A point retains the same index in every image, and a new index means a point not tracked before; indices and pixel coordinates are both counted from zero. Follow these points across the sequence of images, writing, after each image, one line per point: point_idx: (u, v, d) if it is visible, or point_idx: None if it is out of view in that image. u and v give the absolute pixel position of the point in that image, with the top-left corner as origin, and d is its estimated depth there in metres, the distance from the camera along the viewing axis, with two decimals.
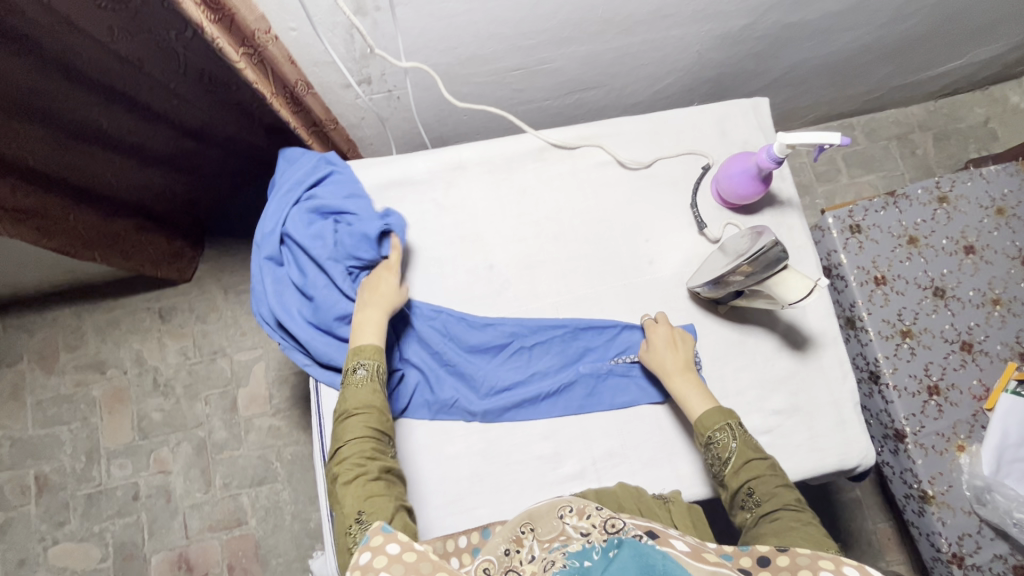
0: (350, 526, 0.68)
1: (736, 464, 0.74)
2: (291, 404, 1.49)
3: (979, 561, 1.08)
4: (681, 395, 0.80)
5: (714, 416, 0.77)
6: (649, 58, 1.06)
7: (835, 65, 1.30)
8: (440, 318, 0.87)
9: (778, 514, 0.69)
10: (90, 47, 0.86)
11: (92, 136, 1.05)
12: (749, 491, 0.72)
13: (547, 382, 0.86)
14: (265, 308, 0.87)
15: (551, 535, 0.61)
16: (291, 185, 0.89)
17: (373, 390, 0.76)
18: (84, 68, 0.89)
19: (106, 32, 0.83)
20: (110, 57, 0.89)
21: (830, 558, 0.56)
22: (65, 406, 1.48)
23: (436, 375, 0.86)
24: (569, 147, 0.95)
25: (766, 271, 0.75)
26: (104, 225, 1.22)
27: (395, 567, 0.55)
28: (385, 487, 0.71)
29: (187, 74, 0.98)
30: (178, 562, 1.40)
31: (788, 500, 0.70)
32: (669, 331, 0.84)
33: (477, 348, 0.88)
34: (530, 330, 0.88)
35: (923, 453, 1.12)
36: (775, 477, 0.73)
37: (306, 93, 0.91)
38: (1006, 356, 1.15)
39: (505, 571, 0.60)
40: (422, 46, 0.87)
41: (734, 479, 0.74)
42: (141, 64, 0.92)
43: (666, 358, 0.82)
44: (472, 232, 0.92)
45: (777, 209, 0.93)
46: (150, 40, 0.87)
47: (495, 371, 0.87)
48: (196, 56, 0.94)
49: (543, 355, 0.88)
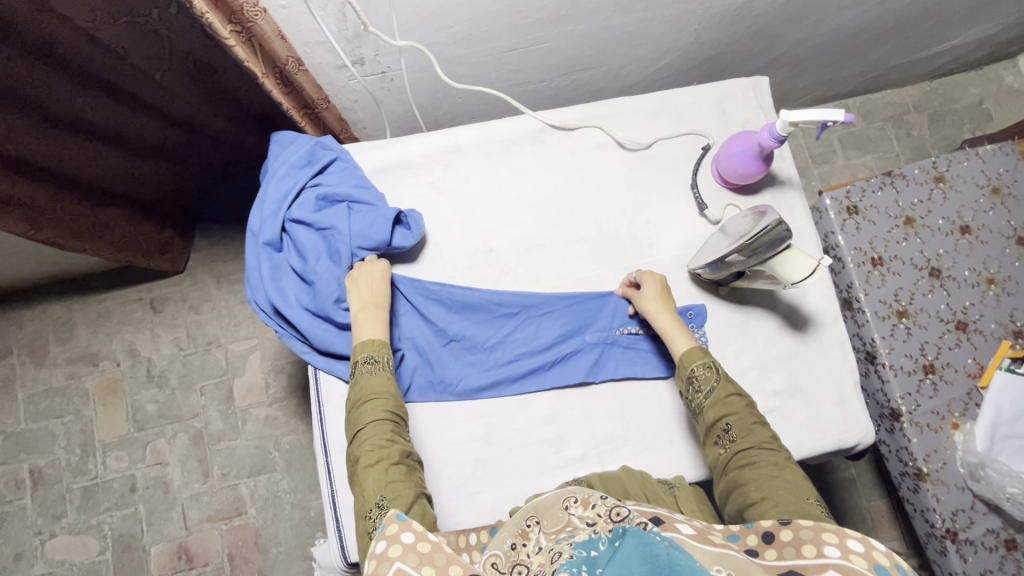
0: (371, 511, 0.67)
1: (715, 395, 0.75)
2: (289, 394, 1.48)
3: (972, 536, 1.10)
4: (668, 332, 0.81)
5: (696, 354, 0.78)
6: (647, 36, 1.04)
7: (833, 45, 1.29)
8: (439, 300, 0.87)
9: (751, 454, 0.70)
10: (73, 36, 0.83)
11: (73, 124, 1.01)
12: (726, 427, 0.74)
13: (551, 352, 0.86)
14: (261, 294, 0.85)
15: (557, 526, 0.62)
16: (287, 170, 0.87)
17: (385, 379, 0.76)
18: (68, 55, 0.87)
19: (88, 18, 0.80)
20: (92, 45, 0.86)
21: (834, 530, 0.56)
22: (57, 399, 1.46)
23: (438, 357, 0.85)
24: (568, 128, 0.93)
25: (770, 250, 0.74)
26: (92, 214, 1.19)
27: (409, 557, 0.56)
28: (406, 472, 0.70)
29: (174, 58, 0.96)
30: (178, 553, 1.40)
31: (763, 439, 0.72)
32: (660, 279, 0.85)
33: (478, 327, 0.87)
34: (534, 307, 0.88)
35: (919, 431, 1.13)
36: (752, 415, 0.74)
37: (297, 71, 0.88)
38: (1000, 334, 1.16)
39: (513, 564, 0.59)
40: (417, 24, 0.84)
41: (712, 414, 0.75)
42: (125, 52, 0.89)
43: (655, 301, 0.83)
44: (471, 216, 0.90)
45: (778, 189, 0.92)
46: (132, 23, 0.85)
47: (499, 349, 0.86)
48: (180, 38, 0.93)
49: (549, 330, 0.87)
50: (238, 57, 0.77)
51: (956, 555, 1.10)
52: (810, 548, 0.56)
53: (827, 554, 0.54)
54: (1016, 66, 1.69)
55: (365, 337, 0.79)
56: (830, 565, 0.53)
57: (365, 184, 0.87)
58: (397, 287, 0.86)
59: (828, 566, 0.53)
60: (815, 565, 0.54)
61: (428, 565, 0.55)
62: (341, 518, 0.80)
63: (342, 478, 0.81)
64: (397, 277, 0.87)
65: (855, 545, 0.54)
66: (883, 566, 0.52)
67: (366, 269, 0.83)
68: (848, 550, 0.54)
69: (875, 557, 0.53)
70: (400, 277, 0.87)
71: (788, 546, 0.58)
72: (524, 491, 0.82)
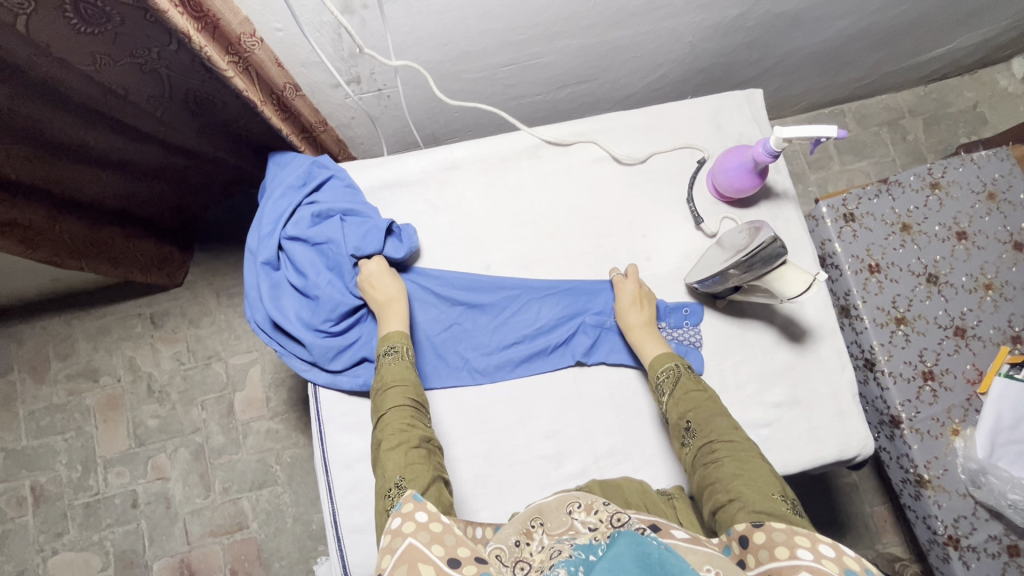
0: (390, 490, 0.65)
1: (675, 396, 0.76)
2: (289, 407, 1.48)
3: (974, 543, 1.10)
4: (638, 343, 0.83)
5: (664, 359, 0.80)
6: (642, 49, 1.05)
7: (827, 53, 1.30)
8: (440, 299, 0.87)
9: (714, 447, 0.69)
10: (76, 78, 0.83)
11: (74, 150, 1.01)
12: (687, 424, 0.73)
13: (552, 335, 0.87)
14: (261, 313, 0.85)
15: (560, 529, 0.61)
16: (284, 190, 0.86)
17: (408, 369, 0.76)
18: (70, 92, 0.86)
19: (88, 61, 0.78)
20: (89, 81, 0.84)
21: (806, 534, 0.55)
22: (58, 415, 1.46)
23: (441, 343, 0.86)
24: (564, 144, 0.94)
25: (766, 267, 0.74)
26: (90, 233, 1.19)
27: (421, 534, 0.58)
28: (426, 455, 0.69)
29: (173, 95, 0.92)
30: (180, 568, 1.40)
31: (720, 429, 0.71)
32: (636, 288, 0.85)
33: (480, 323, 0.88)
34: (535, 290, 0.89)
35: (919, 438, 1.14)
36: (713, 407, 0.73)
37: (294, 95, 0.88)
38: (999, 340, 1.16)
39: (515, 561, 0.58)
40: (412, 43, 0.85)
41: (676, 411, 0.75)
42: (125, 90, 0.88)
43: (630, 312, 0.84)
44: (469, 233, 0.91)
45: (774, 201, 0.92)
46: (132, 64, 0.82)
47: (501, 336, 0.87)
48: (179, 75, 0.88)
49: (549, 312, 0.88)
50: (237, 86, 0.77)
51: (959, 561, 1.10)
52: (783, 551, 0.55)
53: (800, 557, 0.54)
54: (1010, 69, 1.70)
55: (392, 329, 0.80)
56: (802, 567, 0.53)
57: (361, 198, 0.87)
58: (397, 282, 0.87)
59: (800, 568, 0.53)
60: (789, 567, 0.54)
61: (438, 543, 0.57)
62: (341, 537, 0.80)
63: (343, 496, 0.81)
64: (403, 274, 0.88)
65: (827, 550, 0.54)
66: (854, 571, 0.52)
67: (378, 267, 0.83)
68: (820, 555, 0.53)
69: (846, 562, 0.53)
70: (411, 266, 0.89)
71: (762, 549, 0.57)
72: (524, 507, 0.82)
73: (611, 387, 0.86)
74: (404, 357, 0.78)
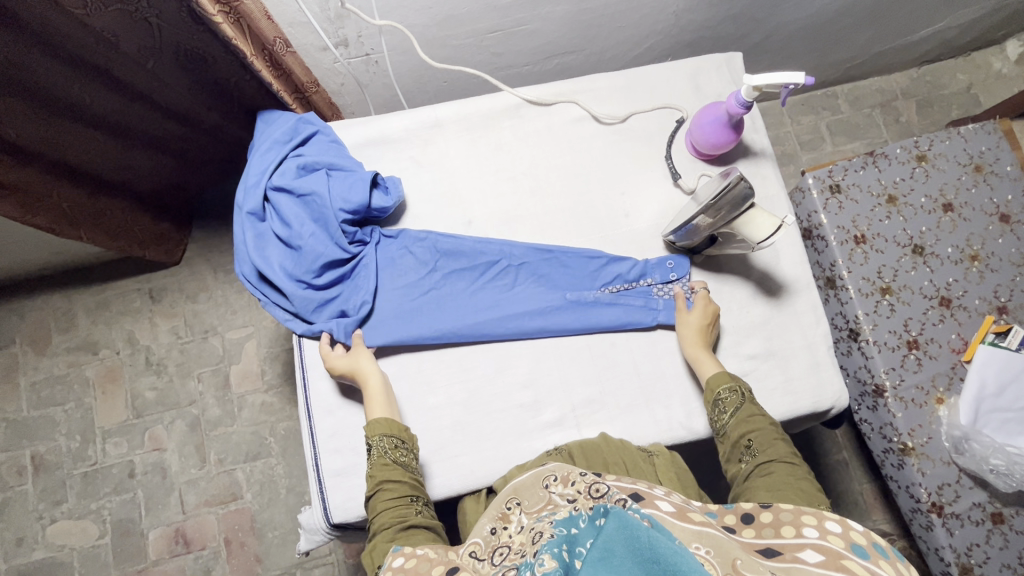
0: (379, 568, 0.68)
1: (739, 416, 0.78)
2: (284, 380, 1.50)
3: (958, 510, 1.10)
4: (697, 359, 0.83)
5: (724, 379, 0.81)
6: (627, 19, 1.07)
7: (814, 29, 1.31)
8: (425, 255, 0.89)
9: (773, 468, 0.71)
10: (72, 27, 0.88)
11: (70, 111, 1.04)
12: (748, 443, 0.75)
13: (534, 301, 0.88)
14: (247, 265, 0.87)
15: (538, 505, 0.67)
16: (271, 145, 0.88)
17: (387, 466, 0.75)
18: (69, 46, 0.91)
19: (79, 5, 0.83)
20: (81, 28, 0.89)
21: (813, 513, 0.62)
22: (58, 387, 1.49)
23: (422, 300, 0.87)
24: (545, 104, 0.95)
25: (734, 210, 0.77)
26: (89, 203, 1.22)
27: (423, 564, 0.64)
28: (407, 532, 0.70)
29: (163, 47, 0.98)
30: (176, 537, 1.42)
31: (783, 453, 0.73)
32: (701, 321, 0.84)
33: (462, 278, 0.89)
34: (515, 255, 0.90)
35: (903, 407, 1.14)
36: (772, 430, 0.76)
37: (285, 52, 0.90)
38: (984, 310, 1.17)
39: (495, 546, 0.64)
40: (396, 5, 0.87)
41: (736, 430, 0.77)
42: (117, 39, 0.93)
43: (696, 336, 0.84)
44: (450, 188, 0.93)
45: (752, 160, 0.94)
46: (121, 10, 0.87)
47: (482, 296, 0.88)
48: (169, 26, 0.93)
49: (531, 274, 0.89)
50: (226, 35, 0.80)
51: (942, 529, 1.10)
52: (790, 529, 0.61)
53: (807, 534, 0.60)
54: (1005, 52, 1.70)
55: (378, 416, 0.79)
56: (809, 543, 0.59)
57: (346, 154, 0.90)
58: (377, 245, 0.89)
59: (806, 545, 0.59)
60: (795, 543, 0.60)
61: (439, 564, 0.64)
62: (322, 482, 0.82)
63: (326, 443, 0.83)
64: (387, 230, 0.91)
65: (834, 527, 0.59)
66: (860, 545, 0.57)
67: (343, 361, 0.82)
68: (826, 531, 0.59)
69: (853, 537, 0.58)
70: (406, 230, 0.91)
71: (768, 526, 0.63)
72: (502, 454, 0.83)
73: (588, 339, 0.88)
74: (380, 455, 0.76)
